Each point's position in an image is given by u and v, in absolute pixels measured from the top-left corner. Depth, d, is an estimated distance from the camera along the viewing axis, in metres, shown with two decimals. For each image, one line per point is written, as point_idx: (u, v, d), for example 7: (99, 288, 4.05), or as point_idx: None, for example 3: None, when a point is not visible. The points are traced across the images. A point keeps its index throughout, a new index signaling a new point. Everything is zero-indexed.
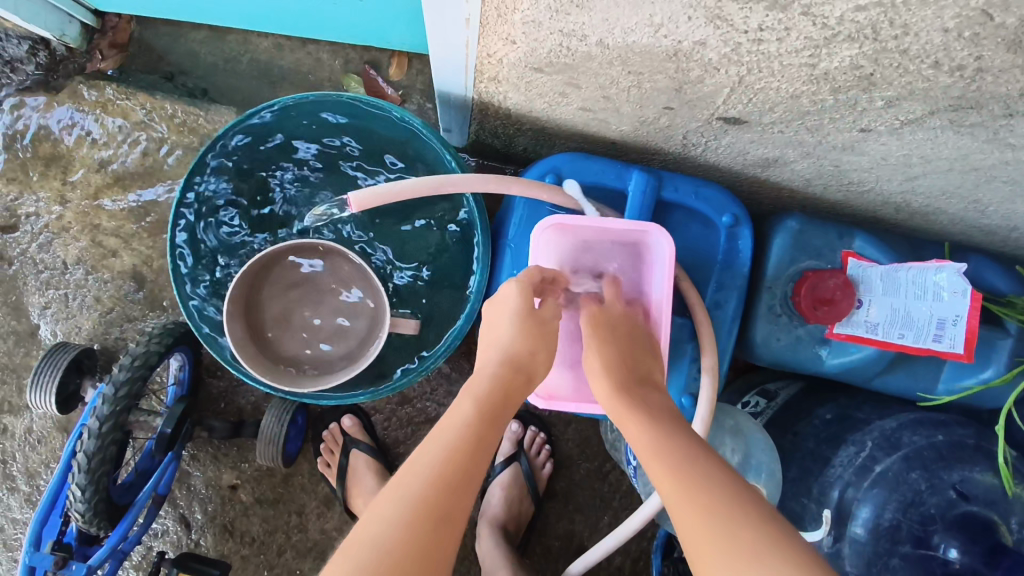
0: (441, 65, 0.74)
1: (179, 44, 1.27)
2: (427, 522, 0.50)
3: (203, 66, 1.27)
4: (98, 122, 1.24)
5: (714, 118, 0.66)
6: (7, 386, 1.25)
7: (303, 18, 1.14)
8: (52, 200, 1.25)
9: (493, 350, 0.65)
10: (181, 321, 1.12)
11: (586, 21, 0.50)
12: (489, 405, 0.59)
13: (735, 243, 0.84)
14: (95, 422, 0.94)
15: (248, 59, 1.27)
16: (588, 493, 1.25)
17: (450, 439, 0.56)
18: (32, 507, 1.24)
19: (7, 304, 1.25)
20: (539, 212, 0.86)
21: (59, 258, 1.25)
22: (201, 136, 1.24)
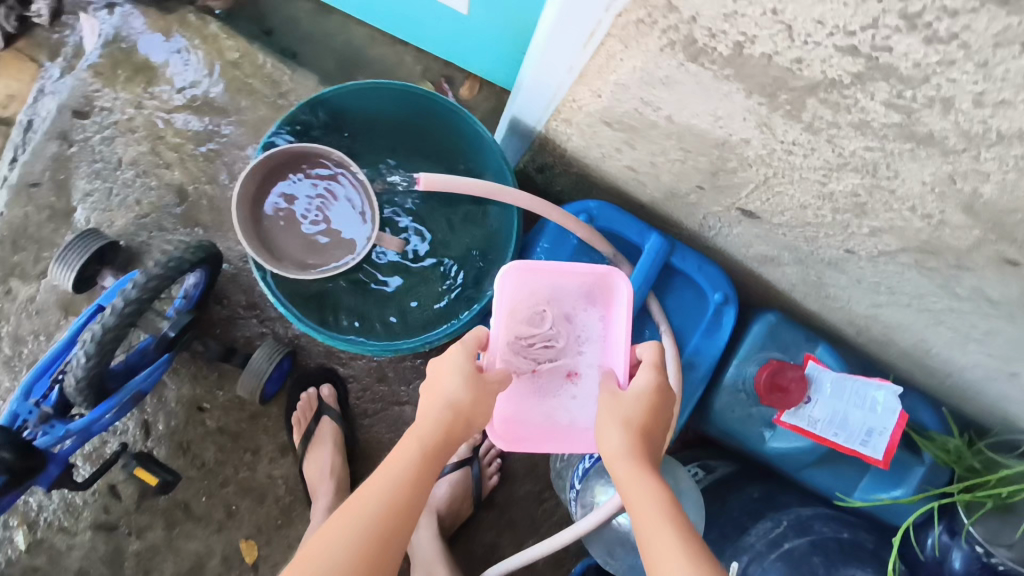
0: (528, 96, 0.87)
1: (286, 7, 1.41)
2: (365, 552, 0.59)
3: (300, 33, 1.41)
4: (194, 51, 1.36)
5: (734, 206, 0.79)
6: (26, 253, 1.32)
7: (404, 18, 1.27)
8: (127, 102, 1.35)
9: (441, 398, 0.68)
10: (212, 245, 1.21)
11: (663, 97, 0.63)
12: (433, 448, 0.66)
13: (720, 318, 0.96)
14: (120, 303, 1.02)
15: (342, 40, 1.41)
16: (522, 512, 1.34)
17: (398, 471, 0.64)
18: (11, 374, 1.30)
19: (53, 181, 1.34)
20: (564, 242, 0.98)
21: (116, 156, 1.34)
22: (280, 91, 1.37)
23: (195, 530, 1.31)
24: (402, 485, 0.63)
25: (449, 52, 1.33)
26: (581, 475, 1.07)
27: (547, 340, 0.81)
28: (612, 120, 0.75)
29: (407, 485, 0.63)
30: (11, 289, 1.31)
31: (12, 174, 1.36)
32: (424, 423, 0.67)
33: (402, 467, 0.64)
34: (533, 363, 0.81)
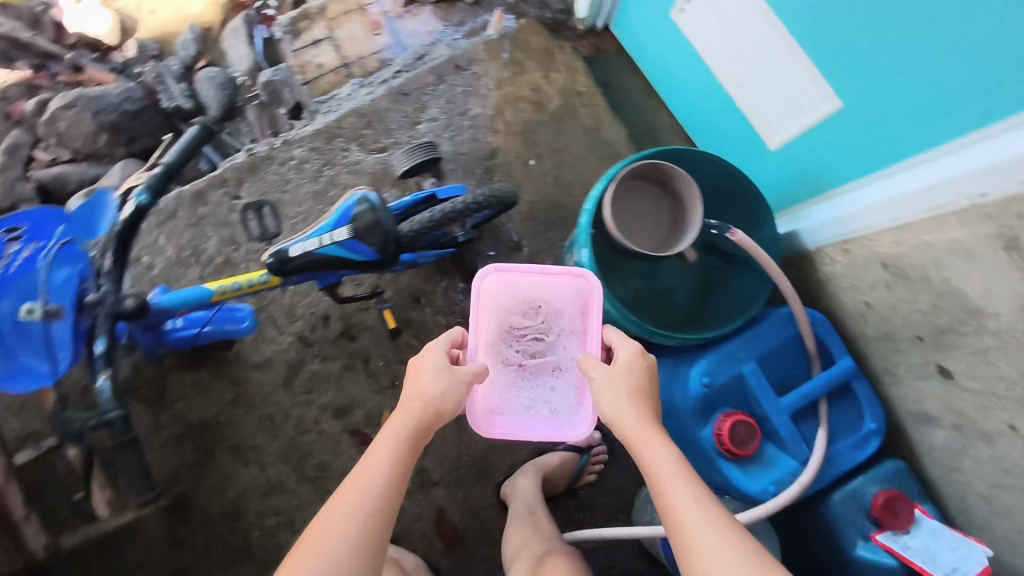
0: (830, 225, 1.33)
1: (628, 78, 1.86)
2: (370, 527, 0.82)
3: (627, 98, 1.85)
4: (556, 71, 1.81)
5: (933, 364, 1.15)
6: (373, 132, 1.74)
7: (711, 127, 1.67)
8: (495, 75, 1.79)
9: (421, 398, 0.94)
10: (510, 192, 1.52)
11: (954, 268, 1.06)
12: (421, 423, 0.92)
13: (866, 442, 1.25)
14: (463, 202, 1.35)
15: (652, 118, 1.84)
16: (594, 513, 1.62)
17: (381, 472, 0.87)
18: (314, 203, 1.69)
19: (417, 97, 1.77)
20: (788, 328, 1.29)
21: (466, 104, 1.77)
22: (597, 128, 1.79)
23: (362, 382, 1.65)
24: (382, 478, 0.86)
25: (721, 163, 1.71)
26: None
27: (532, 336, 1.09)
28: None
29: (383, 476, 0.87)
30: (350, 150, 1.73)
31: (391, 79, 1.81)
32: (388, 435, 0.91)
33: (381, 466, 0.87)
34: (521, 356, 1.08)
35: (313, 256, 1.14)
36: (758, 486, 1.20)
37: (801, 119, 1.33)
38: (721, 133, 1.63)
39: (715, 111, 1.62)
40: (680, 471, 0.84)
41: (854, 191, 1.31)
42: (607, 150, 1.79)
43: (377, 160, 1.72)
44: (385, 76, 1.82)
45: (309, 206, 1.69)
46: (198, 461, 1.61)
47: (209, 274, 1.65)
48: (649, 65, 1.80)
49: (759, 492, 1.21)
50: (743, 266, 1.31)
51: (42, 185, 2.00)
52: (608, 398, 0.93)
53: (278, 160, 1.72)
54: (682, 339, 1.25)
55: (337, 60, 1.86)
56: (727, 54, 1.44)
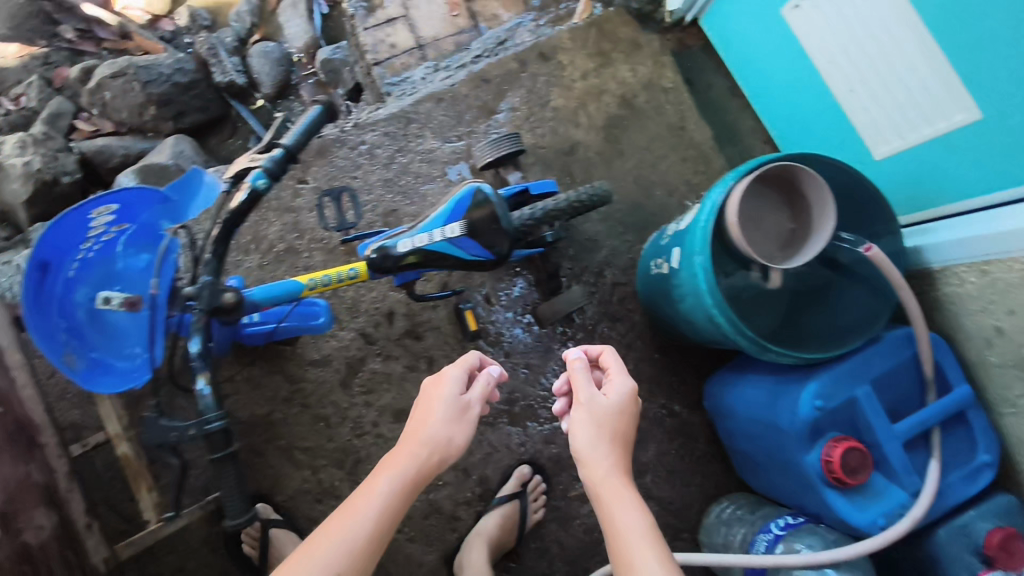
0: (960, 236, 1.16)
1: (706, 75, 1.80)
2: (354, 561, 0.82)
3: (708, 96, 1.79)
4: (638, 62, 1.71)
5: None
6: (447, 120, 1.65)
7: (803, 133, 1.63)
8: (579, 67, 1.70)
9: (388, 476, 0.90)
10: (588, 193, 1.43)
11: None
12: (398, 483, 0.90)
13: (980, 477, 1.19)
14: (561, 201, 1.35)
15: (731, 119, 1.79)
16: (660, 530, 1.59)
17: (356, 527, 0.85)
18: (386, 192, 1.61)
19: (497, 86, 1.68)
20: (904, 352, 1.21)
21: (547, 96, 1.68)
22: (682, 125, 1.70)
23: (425, 386, 1.58)
24: (374, 519, 0.86)
25: None
26: (781, 525, 1.29)
27: None
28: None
29: (374, 525, 0.86)
30: (424, 138, 1.64)
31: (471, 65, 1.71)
32: (381, 483, 0.89)
33: (374, 514, 0.87)
34: None
35: (421, 251, 1.06)
36: (866, 519, 1.16)
37: (923, 130, 1.31)
38: (824, 148, 1.60)
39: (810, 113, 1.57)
40: (647, 540, 0.85)
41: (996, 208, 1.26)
42: (694, 152, 1.70)
43: (451, 149, 1.64)
44: (463, 61, 1.72)
45: (380, 195, 1.60)
46: (247, 460, 1.54)
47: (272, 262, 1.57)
48: (746, 80, 1.73)
49: (867, 526, 1.16)
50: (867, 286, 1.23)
51: (85, 158, 1.85)
52: (581, 442, 0.95)
53: (349, 144, 1.62)
54: (793, 357, 1.17)
55: (411, 41, 1.76)
56: (842, 54, 1.38)
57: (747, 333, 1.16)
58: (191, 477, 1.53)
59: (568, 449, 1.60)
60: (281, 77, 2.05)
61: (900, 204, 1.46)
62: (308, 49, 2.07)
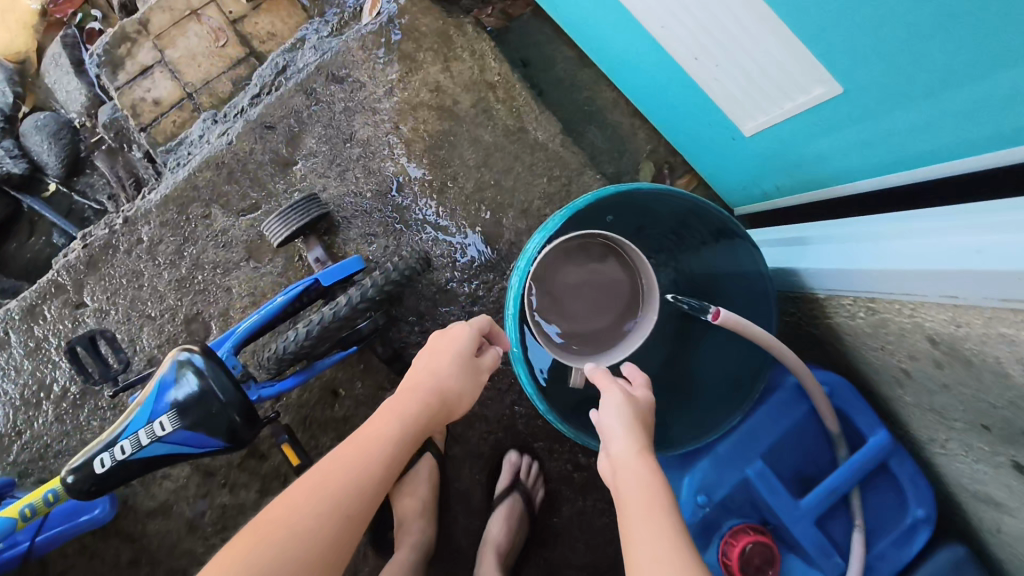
0: (841, 257, 0.86)
1: (545, 50, 1.47)
2: (351, 501, 0.82)
3: (552, 75, 1.47)
4: (451, 58, 1.38)
5: (1009, 460, 0.79)
6: (235, 188, 1.34)
7: (663, 103, 1.32)
8: (380, 82, 1.37)
9: (395, 420, 0.91)
10: (406, 264, 1.12)
11: (1014, 373, 0.66)
12: (399, 438, 0.90)
13: (914, 537, 0.94)
14: (357, 296, 1.04)
15: (587, 97, 1.47)
16: None
17: (360, 467, 0.85)
18: (181, 295, 1.33)
19: (287, 131, 1.36)
20: (798, 408, 0.96)
21: (351, 130, 1.37)
22: (522, 123, 1.39)
23: None
24: (362, 469, 0.85)
25: (683, 146, 1.41)
26: None
27: None
28: (944, 343, 0.74)
29: (366, 471, 0.85)
30: (211, 216, 1.34)
31: (250, 109, 1.38)
32: (390, 427, 0.90)
33: (373, 450, 0.87)
34: None
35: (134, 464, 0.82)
36: None
37: (784, 106, 1.00)
38: (691, 120, 1.28)
39: (661, 84, 1.27)
40: (662, 502, 0.72)
41: (891, 189, 0.97)
42: (544, 155, 1.39)
43: (248, 223, 1.34)
44: (241, 105, 1.40)
45: (174, 301, 1.33)
46: None
47: (69, 410, 1.32)
48: (589, 46, 1.39)
49: None
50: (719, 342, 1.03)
51: None
52: (608, 425, 0.82)
53: (123, 247, 1.33)
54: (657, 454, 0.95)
55: (177, 92, 1.43)
56: (669, 18, 1.06)
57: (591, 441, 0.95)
58: None
59: (470, 536, 1.37)
60: (66, 153, 1.72)
61: (783, 183, 1.19)
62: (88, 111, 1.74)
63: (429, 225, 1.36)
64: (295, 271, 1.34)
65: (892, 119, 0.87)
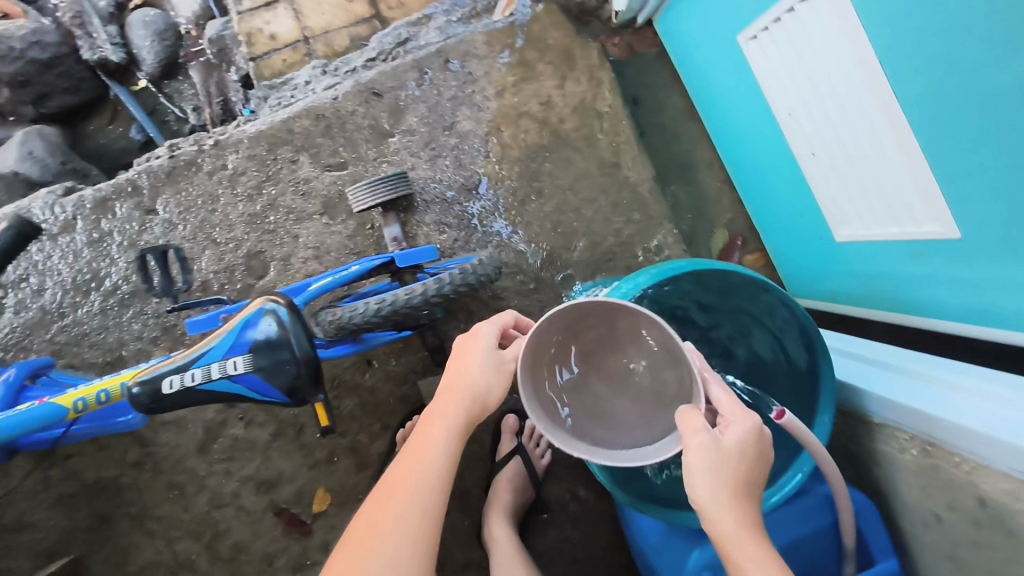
0: (908, 393, 0.90)
1: (657, 95, 1.49)
2: (421, 521, 0.71)
3: (658, 121, 1.49)
4: (568, 77, 1.39)
5: None
6: (328, 143, 1.36)
7: (758, 180, 1.35)
8: (494, 81, 1.38)
9: (439, 428, 0.77)
10: (485, 268, 1.13)
11: None
12: (451, 442, 0.77)
13: None
14: (431, 289, 1.06)
15: (685, 151, 1.50)
16: None
17: (421, 482, 0.74)
18: (250, 230, 1.35)
19: (391, 103, 1.37)
20: (819, 519, 0.98)
21: (453, 119, 1.38)
22: (617, 159, 1.41)
23: (293, 456, 1.38)
24: (426, 482, 0.74)
25: (761, 222, 1.44)
26: None
27: None
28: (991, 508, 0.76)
29: (428, 485, 0.73)
30: (298, 163, 1.35)
31: (362, 70, 1.39)
32: (434, 436, 0.77)
33: (427, 461, 0.75)
34: None
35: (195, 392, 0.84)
36: None
37: (887, 228, 1.04)
38: (780, 206, 1.32)
39: (765, 163, 1.29)
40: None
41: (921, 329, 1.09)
42: (629, 195, 1.41)
43: (331, 180, 1.35)
44: (354, 64, 1.41)
45: (241, 233, 1.34)
46: (94, 526, 1.37)
47: (114, 307, 1.34)
48: (703, 105, 1.42)
49: None
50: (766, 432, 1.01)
51: None
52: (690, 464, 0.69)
53: (207, 168, 1.35)
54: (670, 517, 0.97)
55: (295, 32, 1.45)
56: (802, 108, 1.09)
57: (620, 491, 0.96)
58: (32, 540, 1.36)
59: (457, 534, 1.40)
60: (166, 56, 1.74)
61: (851, 291, 1.22)
62: (198, 21, 1.75)
63: (504, 231, 1.38)
64: (364, 238, 1.35)
65: (993, 275, 0.90)
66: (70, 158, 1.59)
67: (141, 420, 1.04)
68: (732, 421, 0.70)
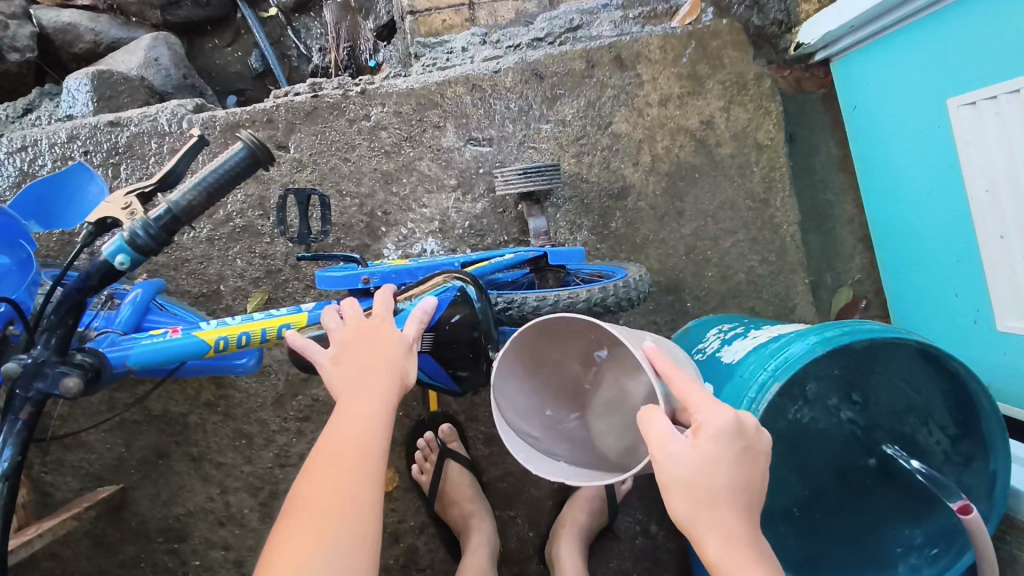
0: None
1: (810, 138, 1.44)
2: (340, 507, 0.62)
3: (805, 164, 1.44)
4: (736, 99, 1.33)
5: None
6: (478, 116, 1.29)
7: (909, 245, 1.29)
8: (660, 88, 1.31)
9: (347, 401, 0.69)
10: (642, 284, 1.06)
11: None
12: (357, 414, 0.68)
13: None
14: (601, 293, 1.00)
15: (827, 202, 1.44)
16: None
17: (337, 460, 0.65)
18: (379, 188, 1.28)
19: (551, 89, 1.30)
20: None
21: (610, 118, 1.31)
22: (767, 193, 1.34)
23: None
24: (344, 459, 0.65)
25: (898, 289, 1.36)
26: None
27: None
28: None
29: (348, 461, 0.65)
30: (443, 130, 1.28)
31: (526, 49, 1.33)
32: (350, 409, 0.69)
33: (348, 436, 0.66)
34: None
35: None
36: None
37: None
38: (933, 280, 1.25)
39: (926, 230, 1.23)
40: None
41: None
42: (771, 234, 1.34)
43: (472, 155, 1.28)
44: (517, 41, 1.35)
45: (370, 189, 1.28)
46: (149, 459, 1.30)
47: (221, 238, 1.27)
48: (866, 160, 1.36)
49: None
50: (907, 508, 0.94)
51: (42, 34, 1.50)
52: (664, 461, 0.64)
53: (349, 115, 1.28)
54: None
55: None
56: (998, 183, 1.02)
57: None
58: (84, 461, 1.29)
59: (520, 543, 1.34)
60: None
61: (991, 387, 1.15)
62: None
63: (636, 244, 1.32)
64: (494, 220, 1.28)
65: None
66: (191, 73, 1.54)
67: (256, 364, 0.97)
68: (705, 419, 0.63)
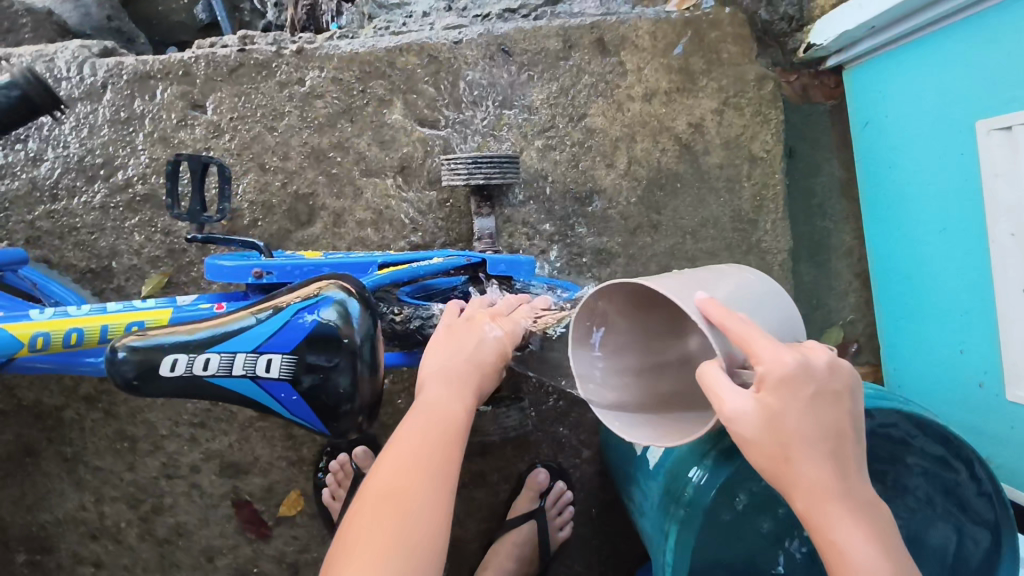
0: None
1: (810, 156, 1.27)
2: (415, 494, 0.59)
3: (803, 185, 1.27)
4: (732, 102, 1.15)
5: None
6: (430, 93, 1.11)
7: (909, 282, 1.13)
8: (645, 80, 1.14)
9: (430, 400, 0.68)
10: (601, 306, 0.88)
11: None
12: (442, 413, 0.66)
13: None
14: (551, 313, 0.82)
15: (823, 229, 1.27)
16: None
17: (415, 450, 0.63)
18: (308, 165, 1.09)
19: (518, 70, 1.12)
20: None
21: (585, 110, 1.13)
22: (756, 213, 1.16)
23: (275, 443, 1.14)
24: (422, 451, 0.63)
25: (887, 333, 1.22)
26: None
27: None
28: None
29: (427, 453, 0.62)
30: (389, 105, 1.10)
31: (496, 20, 1.15)
32: (431, 407, 0.67)
33: (429, 431, 0.64)
34: None
35: (202, 384, 0.66)
36: None
37: None
38: (929, 324, 1.09)
39: (931, 265, 1.07)
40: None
41: None
42: (756, 261, 1.17)
43: (421, 137, 1.10)
44: (487, 10, 1.17)
45: (297, 165, 1.09)
46: (16, 456, 1.12)
47: (117, 206, 1.09)
48: (871, 184, 1.20)
49: None
50: None
51: None
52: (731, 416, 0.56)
53: (279, 77, 1.09)
54: None
55: None
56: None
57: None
58: None
59: None
60: None
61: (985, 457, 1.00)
62: None
63: (602, 258, 1.14)
64: (439, 215, 1.10)
65: None
66: (118, 14, 1.35)
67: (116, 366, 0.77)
68: (763, 366, 0.54)
